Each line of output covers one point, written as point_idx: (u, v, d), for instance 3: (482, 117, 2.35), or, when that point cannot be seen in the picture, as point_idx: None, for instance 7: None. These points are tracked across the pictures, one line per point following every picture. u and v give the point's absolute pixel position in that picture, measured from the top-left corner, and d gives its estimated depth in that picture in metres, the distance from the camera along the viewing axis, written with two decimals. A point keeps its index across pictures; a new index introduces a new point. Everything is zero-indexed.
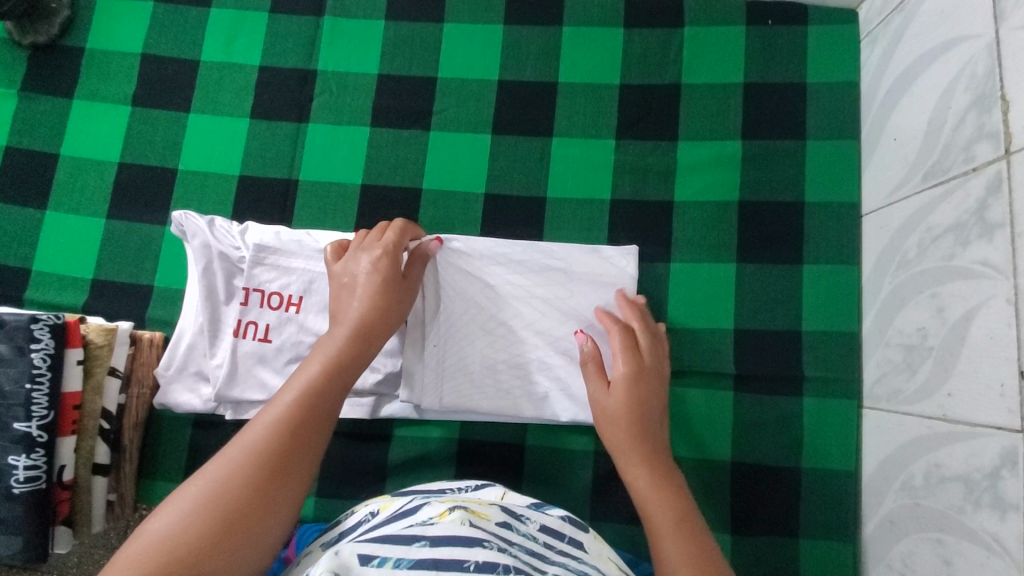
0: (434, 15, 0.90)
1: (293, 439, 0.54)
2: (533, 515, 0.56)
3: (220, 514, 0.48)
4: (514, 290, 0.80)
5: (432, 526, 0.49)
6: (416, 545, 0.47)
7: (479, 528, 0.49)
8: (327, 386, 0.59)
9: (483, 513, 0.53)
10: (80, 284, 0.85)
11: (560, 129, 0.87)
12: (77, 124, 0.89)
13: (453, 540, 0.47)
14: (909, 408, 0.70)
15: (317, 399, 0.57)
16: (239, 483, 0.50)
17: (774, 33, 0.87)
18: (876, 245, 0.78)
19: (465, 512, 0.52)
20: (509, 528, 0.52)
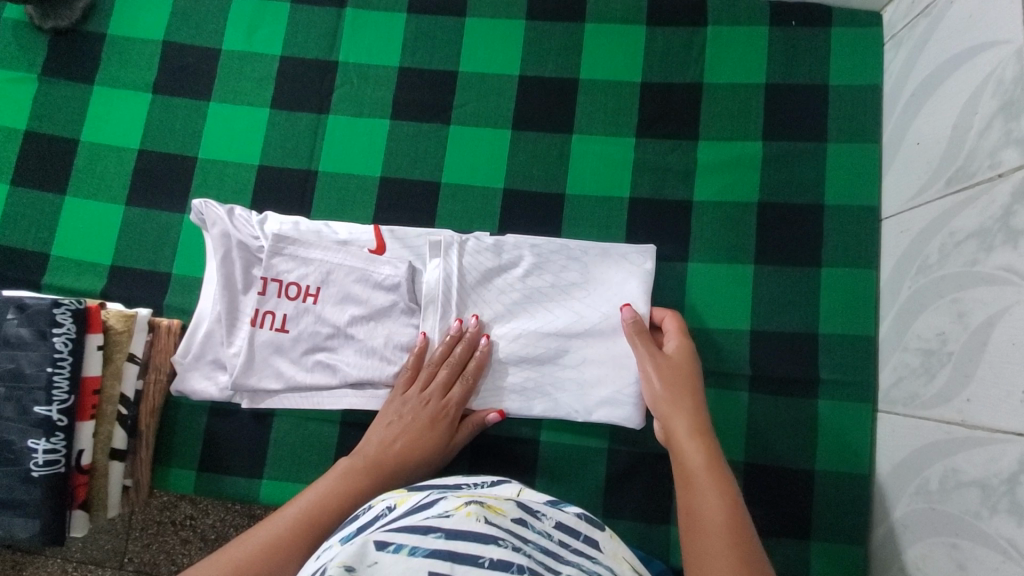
0: (456, 8, 0.90)
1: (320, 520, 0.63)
2: (549, 512, 0.56)
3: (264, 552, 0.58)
4: (531, 287, 0.80)
5: (449, 519, 0.50)
6: (431, 536, 0.47)
7: (494, 526, 0.50)
8: (362, 485, 0.68)
9: (498, 509, 0.54)
10: (97, 269, 0.85)
11: (580, 126, 0.87)
12: (97, 109, 0.89)
13: (469, 535, 0.48)
14: (926, 412, 0.70)
15: (349, 488, 0.67)
16: (277, 539, 0.59)
17: (798, 35, 0.87)
18: (896, 248, 0.78)
19: (481, 508, 0.52)
20: (524, 525, 0.52)
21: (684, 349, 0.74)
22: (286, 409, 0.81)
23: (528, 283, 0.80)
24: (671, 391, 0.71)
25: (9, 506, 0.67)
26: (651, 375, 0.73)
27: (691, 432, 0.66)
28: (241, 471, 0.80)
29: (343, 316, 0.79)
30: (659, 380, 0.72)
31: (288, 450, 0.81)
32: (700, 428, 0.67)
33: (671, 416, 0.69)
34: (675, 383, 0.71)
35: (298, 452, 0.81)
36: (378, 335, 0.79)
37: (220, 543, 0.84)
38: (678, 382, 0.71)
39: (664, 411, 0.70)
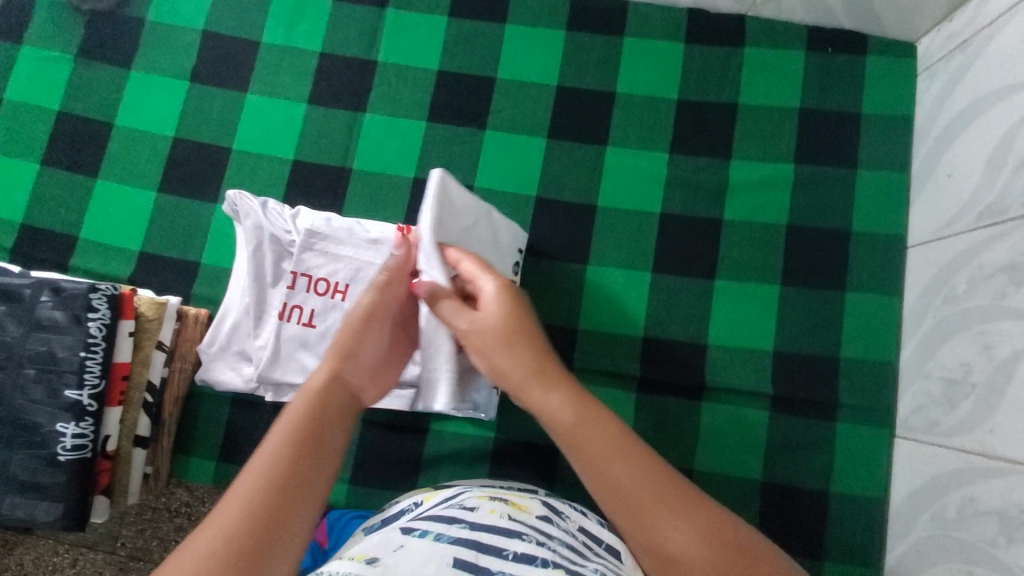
0: (497, 15, 0.91)
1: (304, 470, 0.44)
2: (574, 516, 0.58)
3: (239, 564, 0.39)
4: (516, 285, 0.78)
5: (474, 512, 0.51)
6: (456, 526, 0.49)
7: (518, 522, 0.50)
8: (336, 408, 0.49)
9: (523, 506, 0.54)
10: (126, 254, 0.85)
11: (614, 139, 0.88)
12: (133, 94, 0.89)
13: (494, 528, 0.49)
14: (946, 440, 0.71)
15: (327, 418, 0.48)
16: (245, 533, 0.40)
17: (833, 61, 0.88)
18: (922, 277, 0.79)
19: (505, 505, 0.53)
20: (549, 522, 0.53)
21: (501, 290, 0.55)
22: None
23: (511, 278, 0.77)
24: (508, 358, 0.51)
25: (32, 490, 0.67)
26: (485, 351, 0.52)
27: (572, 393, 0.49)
28: None
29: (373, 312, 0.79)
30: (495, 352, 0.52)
31: None
32: (563, 378, 0.50)
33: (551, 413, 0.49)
34: (507, 354, 0.51)
35: None
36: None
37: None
38: (519, 340, 0.51)
39: (519, 391, 0.50)
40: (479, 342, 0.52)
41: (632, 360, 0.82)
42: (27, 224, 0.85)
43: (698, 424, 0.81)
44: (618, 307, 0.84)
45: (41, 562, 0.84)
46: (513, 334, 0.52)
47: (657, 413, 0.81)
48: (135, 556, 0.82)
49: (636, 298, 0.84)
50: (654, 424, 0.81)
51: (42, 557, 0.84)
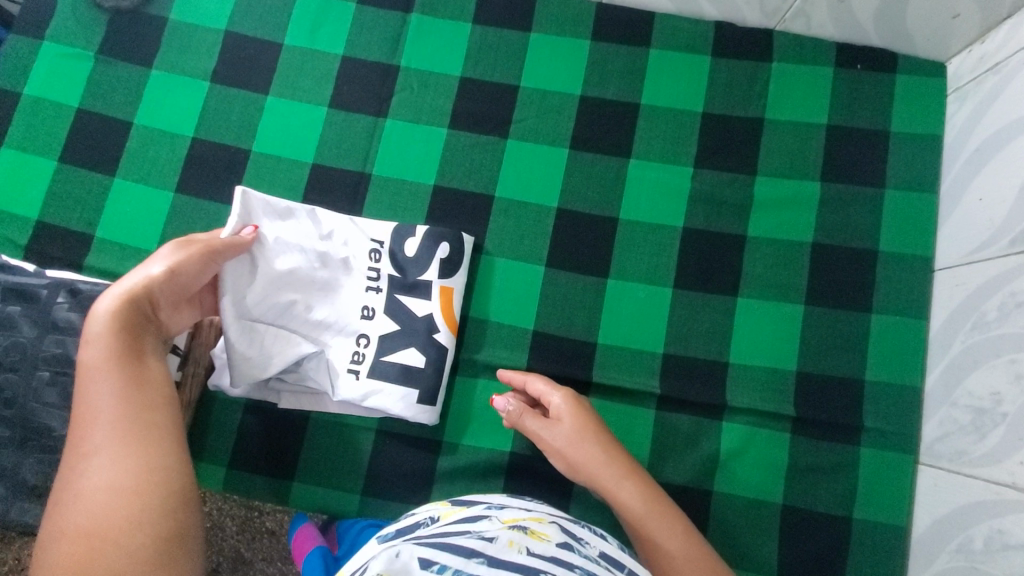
0: (522, 23, 0.90)
1: (136, 386, 0.60)
2: (593, 540, 0.57)
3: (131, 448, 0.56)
4: (395, 274, 0.80)
5: (494, 547, 0.51)
6: (474, 561, 0.48)
7: (538, 557, 0.51)
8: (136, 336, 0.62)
9: (542, 534, 0.55)
10: (142, 255, 0.84)
11: (638, 152, 0.86)
12: (154, 94, 0.88)
13: (511, 565, 0.49)
14: (973, 470, 0.69)
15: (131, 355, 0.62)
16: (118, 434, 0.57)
17: (862, 78, 0.87)
18: (950, 301, 0.78)
19: (523, 536, 0.53)
20: (570, 551, 0.53)
21: (569, 401, 0.74)
22: (323, 413, 0.80)
23: (382, 266, 0.80)
24: (584, 453, 0.71)
25: (42, 495, 0.65)
26: (551, 440, 0.73)
27: (624, 474, 0.70)
28: (271, 471, 0.79)
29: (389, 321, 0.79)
30: (559, 439, 0.72)
31: (320, 453, 0.80)
32: (626, 469, 0.70)
33: (619, 492, 0.69)
34: (586, 444, 0.71)
35: (331, 457, 0.80)
36: (425, 345, 0.79)
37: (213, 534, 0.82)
38: (590, 436, 0.71)
39: (587, 470, 0.71)
40: (565, 440, 0.72)
41: (651, 377, 0.81)
42: (43, 221, 0.85)
43: (717, 444, 0.79)
44: (638, 322, 0.82)
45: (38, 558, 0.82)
46: (587, 428, 0.72)
47: (676, 431, 0.80)
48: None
49: (656, 314, 0.82)
50: (672, 443, 0.80)
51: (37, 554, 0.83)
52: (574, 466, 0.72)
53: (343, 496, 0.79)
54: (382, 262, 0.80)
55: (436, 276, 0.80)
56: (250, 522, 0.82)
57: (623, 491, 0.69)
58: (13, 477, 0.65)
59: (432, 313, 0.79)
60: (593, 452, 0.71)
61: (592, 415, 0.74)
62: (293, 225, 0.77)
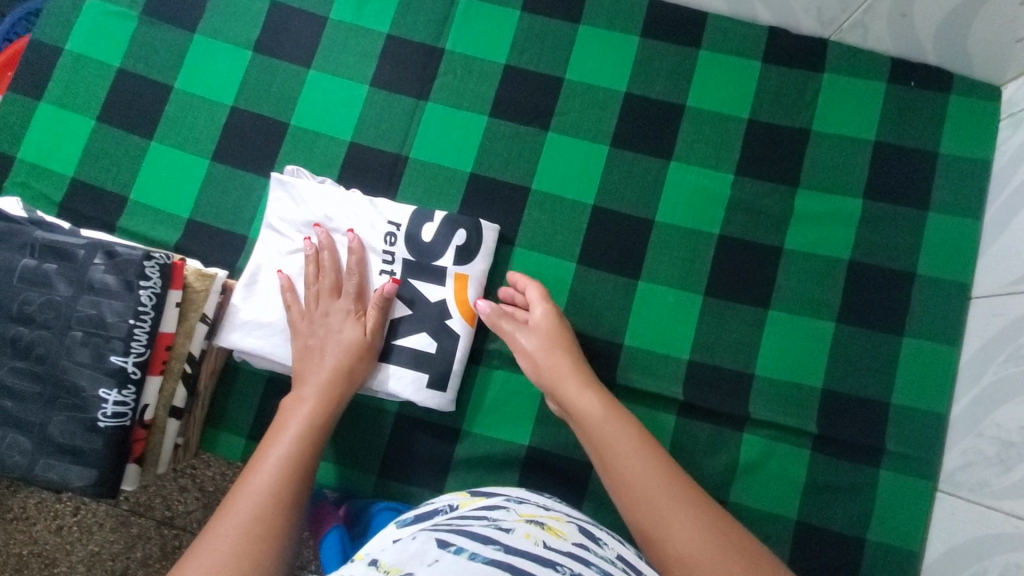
0: (571, 14, 0.88)
1: (297, 470, 0.64)
2: (611, 542, 0.57)
3: (265, 528, 0.58)
4: (411, 258, 0.79)
5: (510, 537, 0.50)
6: (490, 545, 0.48)
7: (554, 550, 0.50)
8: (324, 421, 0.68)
9: (558, 532, 0.55)
10: (174, 221, 0.84)
11: (680, 154, 0.85)
12: (196, 59, 0.88)
13: (528, 552, 0.48)
14: (995, 502, 0.68)
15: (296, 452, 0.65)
16: (270, 505, 0.60)
17: (914, 96, 0.85)
18: (985, 330, 0.76)
19: (539, 531, 0.53)
20: (586, 550, 0.53)
21: (551, 314, 0.75)
22: None
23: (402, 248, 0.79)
24: (552, 360, 0.73)
25: (68, 453, 0.66)
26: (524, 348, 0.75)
27: (587, 382, 0.71)
28: None
29: (414, 307, 0.78)
30: (530, 345, 0.74)
31: (338, 432, 0.80)
32: (587, 381, 0.71)
33: (580, 400, 0.69)
34: (556, 352, 0.73)
35: (349, 437, 0.80)
36: (450, 334, 0.78)
37: (218, 496, 0.85)
38: (563, 348, 0.74)
39: (552, 375, 0.72)
40: (530, 347, 0.74)
41: (675, 383, 0.80)
42: (78, 179, 0.85)
43: (736, 455, 0.79)
44: (666, 326, 0.82)
45: (43, 506, 0.88)
46: (561, 339, 0.74)
47: (695, 438, 0.80)
48: (135, 510, 0.86)
49: (685, 319, 0.82)
50: (691, 450, 0.79)
51: (44, 503, 0.88)
52: (539, 369, 0.74)
53: (358, 475, 0.80)
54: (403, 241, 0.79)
55: (452, 263, 0.78)
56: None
57: (583, 397, 0.69)
58: (41, 432, 0.66)
59: (445, 299, 0.78)
60: (559, 360, 0.73)
61: (569, 334, 0.76)
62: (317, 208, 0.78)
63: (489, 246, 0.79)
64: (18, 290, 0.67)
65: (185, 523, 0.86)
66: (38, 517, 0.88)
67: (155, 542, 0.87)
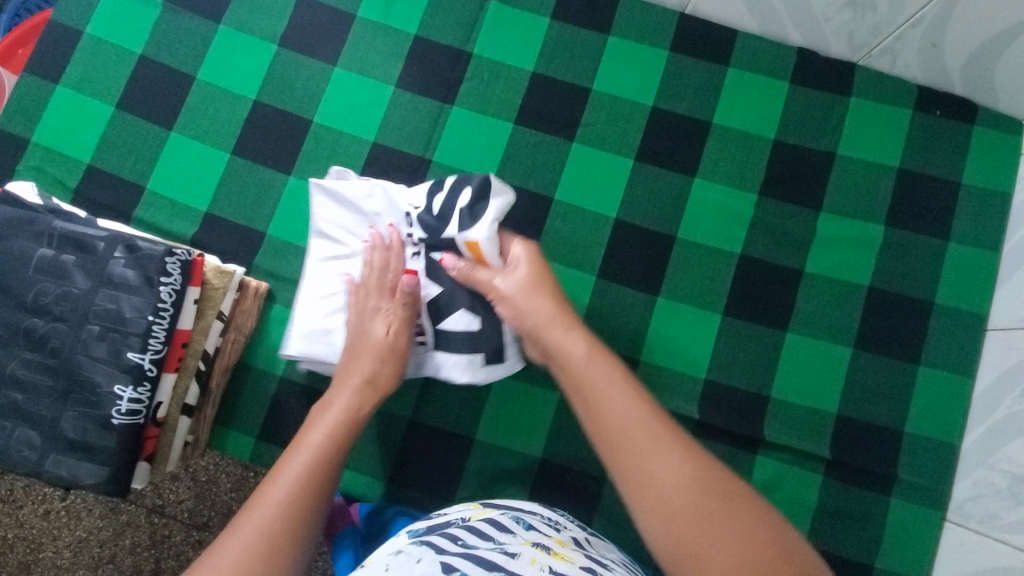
0: (602, 25, 0.88)
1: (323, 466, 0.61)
2: (619, 565, 0.56)
3: (285, 527, 0.55)
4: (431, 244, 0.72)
5: (516, 561, 0.50)
6: (494, 572, 0.47)
7: (560, 575, 0.49)
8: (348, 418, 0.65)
9: (564, 556, 0.53)
10: (191, 213, 0.83)
11: (704, 172, 0.85)
12: (220, 50, 0.86)
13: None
14: (1006, 536, 0.69)
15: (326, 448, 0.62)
16: (291, 502, 0.57)
17: (940, 125, 0.85)
18: (1001, 363, 0.77)
19: (545, 555, 0.52)
20: (593, 574, 0.51)
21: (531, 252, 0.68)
22: None
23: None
24: (530, 302, 0.64)
25: (80, 449, 0.65)
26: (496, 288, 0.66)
27: (563, 323, 0.62)
28: None
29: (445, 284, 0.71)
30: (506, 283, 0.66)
31: None
32: (573, 321, 0.62)
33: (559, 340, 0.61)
34: (539, 294, 0.64)
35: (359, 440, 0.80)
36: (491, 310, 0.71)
37: (209, 487, 0.84)
38: (542, 287, 0.65)
39: (533, 316, 0.63)
40: (508, 288, 0.65)
41: (690, 402, 0.80)
42: (94, 166, 0.83)
43: (748, 476, 0.79)
44: (684, 343, 0.82)
45: (30, 490, 0.86)
46: (541, 277, 0.66)
47: None
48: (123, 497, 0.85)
49: (703, 338, 0.82)
50: None
51: (31, 488, 0.86)
52: (515, 307, 0.64)
53: (368, 481, 0.79)
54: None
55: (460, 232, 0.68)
56: (243, 481, 0.83)
57: (567, 340, 0.60)
58: (53, 427, 0.65)
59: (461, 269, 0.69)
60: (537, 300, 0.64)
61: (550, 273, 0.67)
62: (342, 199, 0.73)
63: (498, 208, 0.68)
64: (33, 280, 0.65)
65: (175, 513, 0.85)
66: (25, 500, 0.86)
67: (143, 530, 0.85)
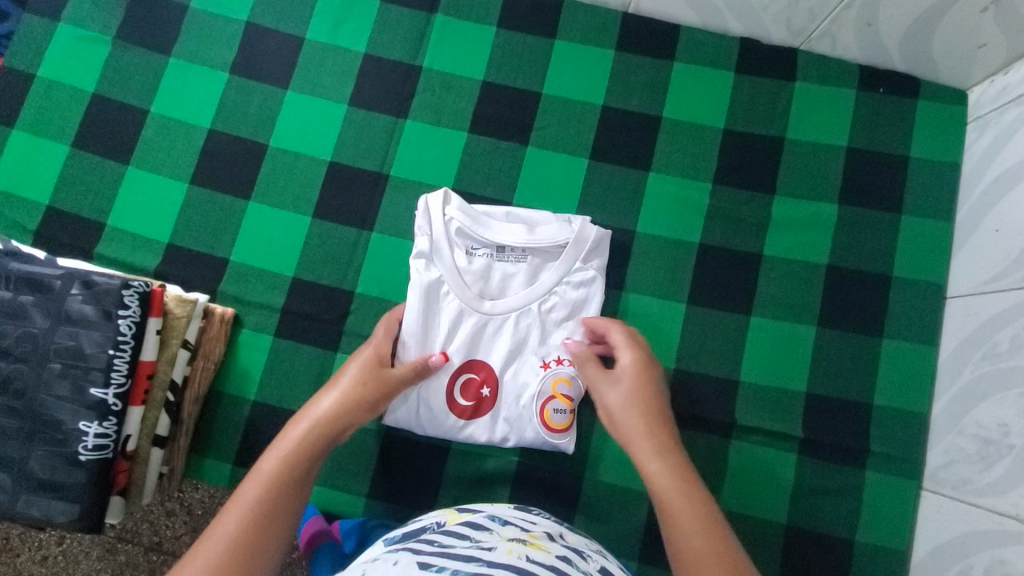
0: (547, 29, 0.89)
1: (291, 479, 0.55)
2: (595, 555, 0.55)
3: (254, 520, 0.51)
4: (490, 271, 0.78)
5: (493, 554, 0.49)
6: (472, 563, 0.47)
7: (536, 563, 0.49)
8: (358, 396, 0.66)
9: (541, 546, 0.53)
10: (154, 246, 0.83)
11: (658, 165, 0.86)
12: (171, 83, 0.87)
13: (510, 568, 0.47)
14: (978, 499, 0.70)
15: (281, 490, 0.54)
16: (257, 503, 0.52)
17: (884, 101, 0.87)
18: (961, 330, 0.78)
19: (522, 546, 0.51)
20: (569, 562, 0.51)
21: (637, 364, 0.69)
22: None
23: (517, 271, 0.78)
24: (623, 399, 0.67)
25: (49, 488, 0.65)
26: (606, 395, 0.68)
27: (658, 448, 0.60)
28: None
29: (506, 312, 0.77)
30: (617, 399, 0.66)
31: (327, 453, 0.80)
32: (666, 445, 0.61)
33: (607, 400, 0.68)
34: (629, 396, 0.66)
35: (338, 457, 0.80)
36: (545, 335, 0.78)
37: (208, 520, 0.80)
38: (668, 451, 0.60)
39: (655, 472, 0.58)
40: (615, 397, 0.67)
41: None
42: (53, 207, 0.84)
43: (724, 462, 0.80)
44: (651, 336, 0.82)
45: (27, 537, 0.82)
46: (646, 405, 0.65)
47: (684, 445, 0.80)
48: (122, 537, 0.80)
49: (669, 328, 0.83)
50: None
51: (27, 534, 0.82)
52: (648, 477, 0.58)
53: (349, 497, 0.79)
54: (525, 263, 0.78)
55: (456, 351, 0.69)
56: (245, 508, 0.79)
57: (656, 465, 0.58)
58: (21, 468, 0.65)
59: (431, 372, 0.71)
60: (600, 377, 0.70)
61: (654, 401, 0.66)
62: (469, 238, 0.78)
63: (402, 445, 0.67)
64: None
65: (175, 549, 0.81)
66: (23, 548, 0.82)
67: (144, 569, 0.81)
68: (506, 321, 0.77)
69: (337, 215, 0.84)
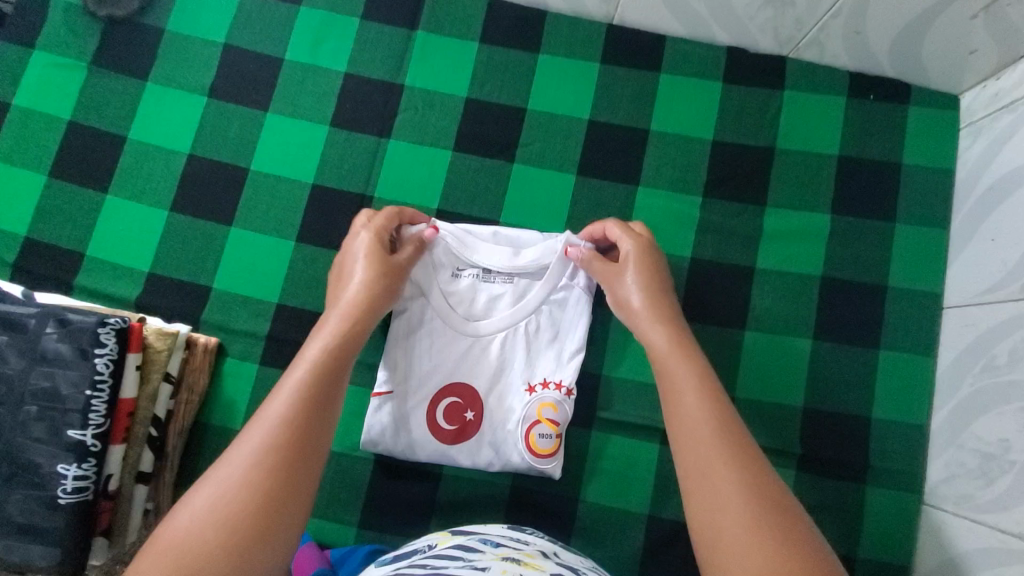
0: (530, 43, 0.88)
1: (307, 421, 0.51)
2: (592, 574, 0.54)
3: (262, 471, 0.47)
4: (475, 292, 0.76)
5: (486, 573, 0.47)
6: None
7: None
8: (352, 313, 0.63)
9: (536, 564, 0.51)
10: (135, 275, 0.81)
11: (646, 180, 0.85)
12: (149, 108, 0.86)
13: None
14: (980, 516, 0.68)
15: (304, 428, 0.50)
16: (262, 461, 0.47)
17: (874, 108, 0.85)
18: (959, 341, 0.77)
19: (516, 565, 0.50)
20: None
21: (641, 247, 0.72)
22: None
23: (503, 292, 0.77)
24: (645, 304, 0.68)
25: (28, 533, 0.63)
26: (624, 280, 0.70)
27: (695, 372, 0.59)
28: None
29: (490, 337, 0.76)
30: (632, 283, 0.70)
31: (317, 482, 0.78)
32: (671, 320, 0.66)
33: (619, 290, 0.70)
34: (642, 284, 0.69)
35: (328, 486, 0.78)
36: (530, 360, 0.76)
37: None
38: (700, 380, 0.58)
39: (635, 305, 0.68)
40: (626, 276, 0.70)
41: (656, 411, 0.80)
42: (31, 238, 0.82)
43: None
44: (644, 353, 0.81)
45: None
46: (651, 272, 0.70)
47: None
48: None
49: None
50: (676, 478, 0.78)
51: None
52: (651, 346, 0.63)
53: (341, 527, 0.78)
54: (512, 285, 0.77)
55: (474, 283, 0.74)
56: None
57: (652, 331, 0.65)
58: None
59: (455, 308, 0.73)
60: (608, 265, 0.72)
61: (659, 265, 0.72)
62: (452, 258, 0.77)
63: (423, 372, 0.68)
64: None
65: None
66: None
67: None
68: (491, 344, 0.76)
69: (322, 238, 0.83)
